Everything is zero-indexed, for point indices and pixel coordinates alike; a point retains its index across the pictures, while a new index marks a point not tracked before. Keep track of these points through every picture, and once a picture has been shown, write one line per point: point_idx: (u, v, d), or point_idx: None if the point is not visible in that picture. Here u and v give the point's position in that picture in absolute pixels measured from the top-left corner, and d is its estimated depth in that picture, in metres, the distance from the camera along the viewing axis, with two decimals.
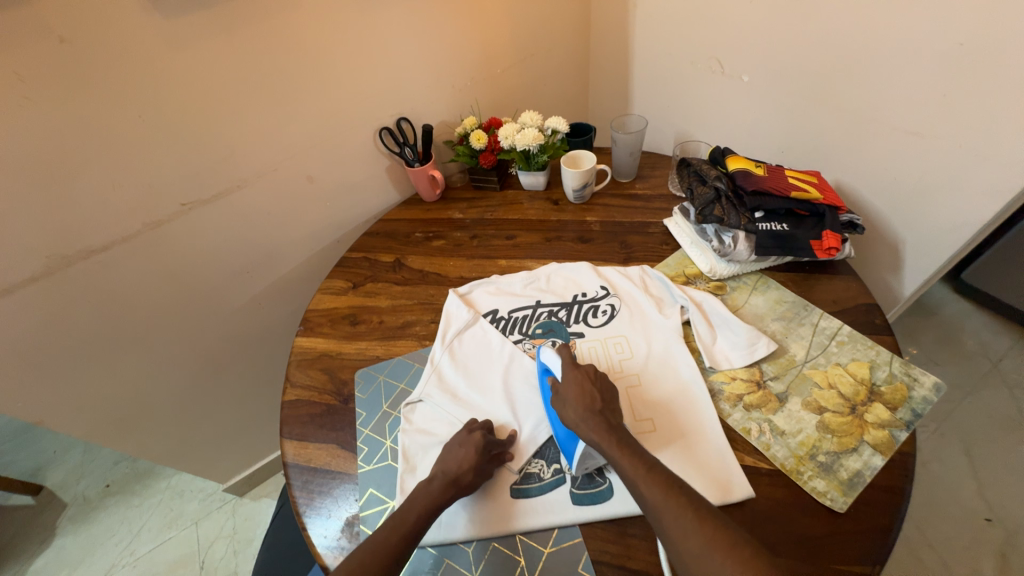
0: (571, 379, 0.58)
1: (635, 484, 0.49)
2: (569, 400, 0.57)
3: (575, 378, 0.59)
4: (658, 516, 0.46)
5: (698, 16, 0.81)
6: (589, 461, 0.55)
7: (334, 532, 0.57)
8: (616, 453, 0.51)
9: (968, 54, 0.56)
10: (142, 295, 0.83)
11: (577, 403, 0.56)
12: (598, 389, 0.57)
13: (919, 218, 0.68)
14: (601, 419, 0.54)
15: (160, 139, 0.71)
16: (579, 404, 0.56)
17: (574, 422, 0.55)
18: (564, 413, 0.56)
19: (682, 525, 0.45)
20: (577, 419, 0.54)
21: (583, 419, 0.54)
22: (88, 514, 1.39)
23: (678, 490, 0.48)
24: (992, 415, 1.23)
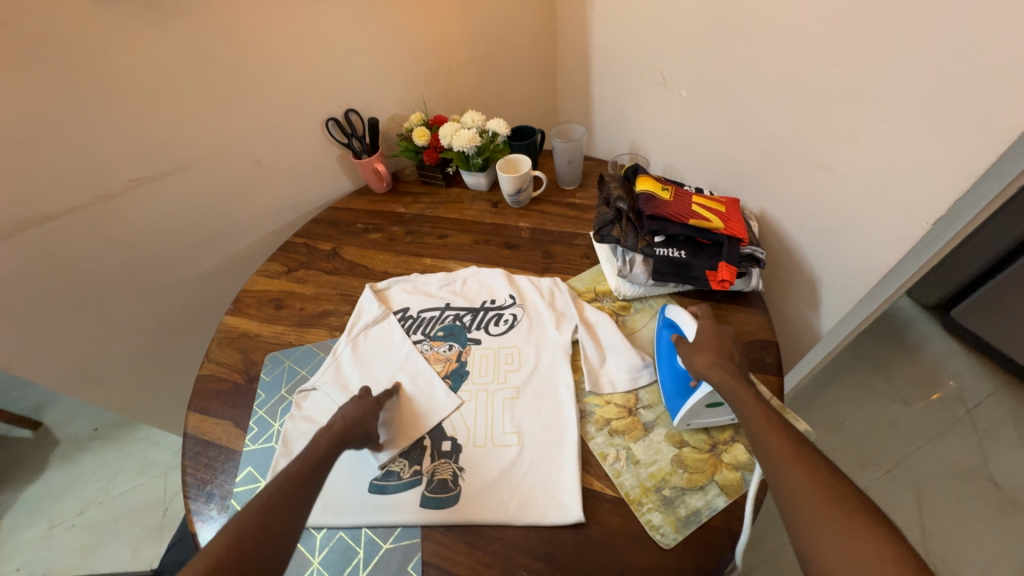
0: (707, 331, 0.58)
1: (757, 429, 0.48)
2: (703, 347, 0.57)
3: (713, 331, 0.58)
4: (779, 468, 0.44)
5: (643, 26, 0.79)
6: (692, 419, 0.57)
7: (208, 503, 0.61)
8: (745, 401, 0.50)
9: (869, 91, 0.53)
10: (98, 265, 0.87)
11: (710, 350, 0.56)
12: (733, 347, 0.57)
13: (833, 257, 0.65)
14: (732, 369, 0.53)
15: (102, 117, 0.75)
16: (709, 352, 0.56)
17: (703, 368, 0.54)
18: (692, 356, 0.56)
19: (800, 468, 0.43)
20: (706, 363, 0.54)
21: (713, 366, 0.54)
22: (76, 452, 1.52)
23: (805, 444, 0.45)
24: (953, 463, 1.17)
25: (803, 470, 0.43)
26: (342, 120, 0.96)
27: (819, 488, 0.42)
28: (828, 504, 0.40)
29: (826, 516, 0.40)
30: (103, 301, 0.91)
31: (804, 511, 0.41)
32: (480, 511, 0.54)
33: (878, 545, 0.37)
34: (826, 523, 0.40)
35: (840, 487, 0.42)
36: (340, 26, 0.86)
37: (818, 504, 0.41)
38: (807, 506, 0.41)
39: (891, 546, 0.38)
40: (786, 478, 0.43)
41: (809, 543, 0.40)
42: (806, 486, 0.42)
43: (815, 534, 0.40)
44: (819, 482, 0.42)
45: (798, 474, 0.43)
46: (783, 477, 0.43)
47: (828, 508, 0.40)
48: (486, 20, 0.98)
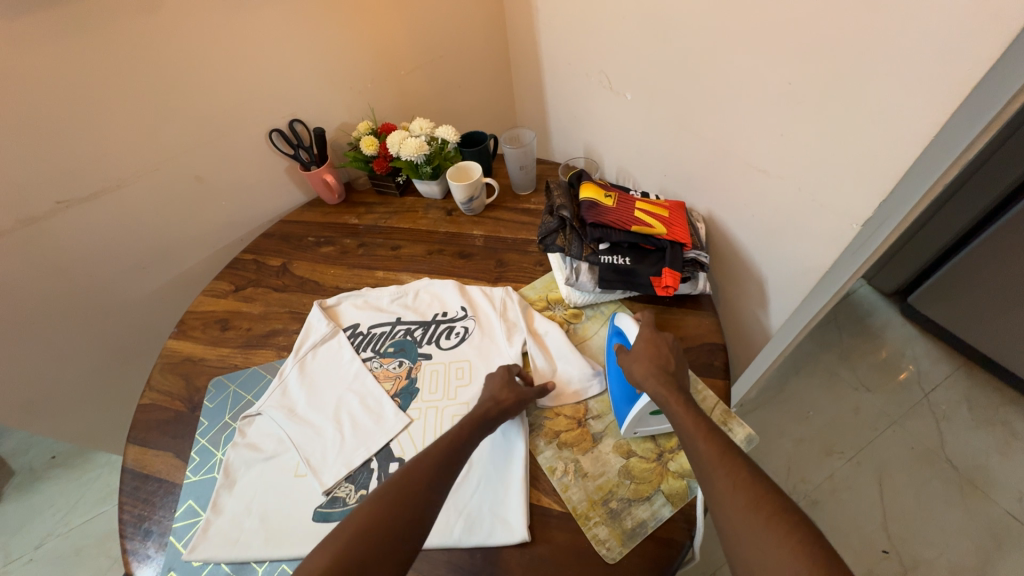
0: (643, 339, 0.59)
1: (687, 437, 0.48)
2: (640, 357, 0.57)
3: (649, 339, 0.59)
4: (707, 474, 0.45)
5: (586, 29, 0.78)
6: (638, 426, 0.56)
7: (145, 541, 0.58)
8: (677, 409, 0.50)
9: (795, 95, 0.53)
10: (29, 292, 0.82)
11: (646, 359, 0.56)
12: (670, 354, 0.57)
13: (776, 258, 0.65)
14: (667, 378, 0.54)
15: (19, 138, 0.71)
16: (647, 361, 0.56)
17: (640, 377, 0.54)
18: (630, 367, 0.56)
19: (726, 473, 0.44)
20: (643, 374, 0.54)
21: (649, 375, 0.54)
22: (33, 483, 1.45)
23: (733, 449, 0.46)
24: (914, 446, 1.20)
25: (729, 475, 0.43)
26: (286, 131, 0.93)
27: (744, 495, 0.42)
28: (750, 509, 0.41)
29: (748, 523, 0.40)
30: (37, 329, 0.86)
31: (731, 519, 0.41)
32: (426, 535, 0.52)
33: (799, 546, 0.37)
34: (746, 526, 0.40)
35: (759, 492, 0.42)
36: (278, 35, 0.83)
37: (742, 509, 0.41)
38: (733, 515, 0.41)
39: (812, 542, 0.38)
40: (714, 486, 0.44)
41: (737, 549, 0.40)
42: (728, 487, 0.43)
43: (741, 544, 0.40)
44: (744, 486, 0.42)
45: (724, 481, 0.43)
46: (711, 485, 0.44)
47: (750, 513, 0.41)
48: (433, 24, 0.96)
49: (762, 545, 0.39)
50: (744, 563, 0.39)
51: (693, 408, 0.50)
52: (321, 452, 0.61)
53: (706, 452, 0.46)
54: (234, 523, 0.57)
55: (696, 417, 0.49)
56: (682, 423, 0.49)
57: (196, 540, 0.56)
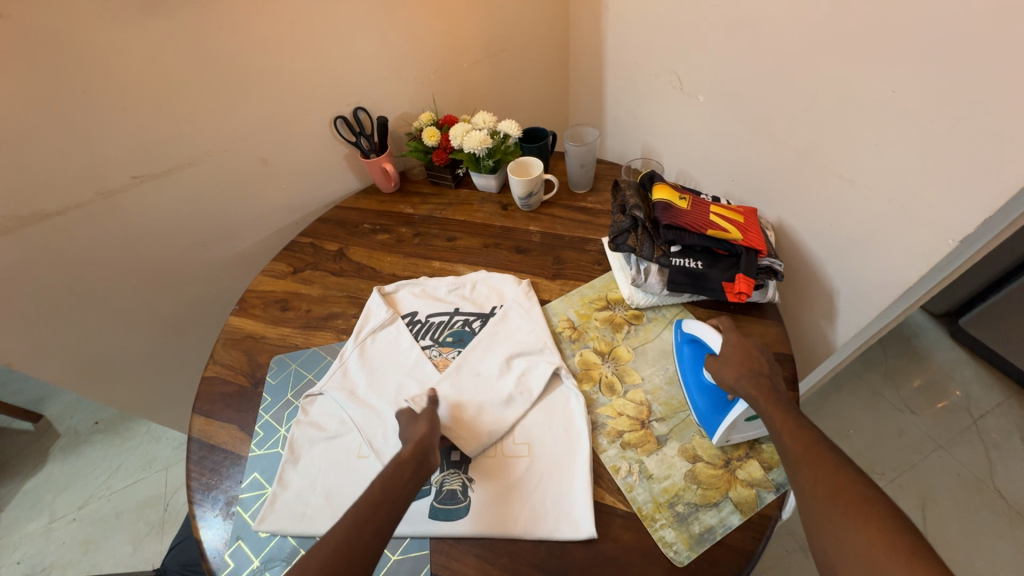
0: (733, 343, 0.58)
1: (773, 429, 0.49)
2: (733, 361, 0.56)
3: (741, 344, 0.58)
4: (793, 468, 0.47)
5: (662, 27, 0.77)
6: (733, 434, 0.55)
7: (213, 509, 0.60)
8: (770, 411, 0.50)
9: (898, 102, 0.51)
10: (100, 262, 0.85)
11: (738, 363, 0.56)
12: (762, 355, 0.57)
13: (852, 270, 0.64)
14: (760, 380, 0.53)
15: (105, 112, 0.73)
16: (738, 365, 0.56)
17: (730, 382, 0.54)
18: (720, 371, 0.56)
19: (810, 463, 0.46)
20: (734, 377, 0.54)
21: (741, 378, 0.54)
22: (78, 446, 1.50)
23: (822, 444, 0.47)
24: (960, 473, 1.16)
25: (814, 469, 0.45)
26: (350, 118, 0.94)
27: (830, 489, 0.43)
28: (830, 501, 0.43)
29: (830, 511, 0.42)
30: (103, 298, 0.89)
31: (814, 507, 0.44)
32: (493, 526, 0.53)
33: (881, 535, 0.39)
34: (829, 513, 0.42)
35: (845, 487, 0.43)
36: (351, 22, 0.84)
37: (825, 502, 0.43)
38: (815, 506, 0.43)
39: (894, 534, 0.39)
40: (799, 478, 0.46)
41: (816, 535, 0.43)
42: (810, 478, 0.45)
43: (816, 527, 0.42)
44: (829, 479, 0.44)
45: (808, 475, 0.45)
46: (799, 478, 0.46)
47: (830, 505, 0.42)
48: (498, 18, 0.97)
49: (844, 534, 0.40)
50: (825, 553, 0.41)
51: (785, 406, 0.51)
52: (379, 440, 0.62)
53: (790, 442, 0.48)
54: (300, 498, 0.58)
55: (786, 414, 0.50)
56: (769, 416, 0.50)
57: (264, 512, 0.58)
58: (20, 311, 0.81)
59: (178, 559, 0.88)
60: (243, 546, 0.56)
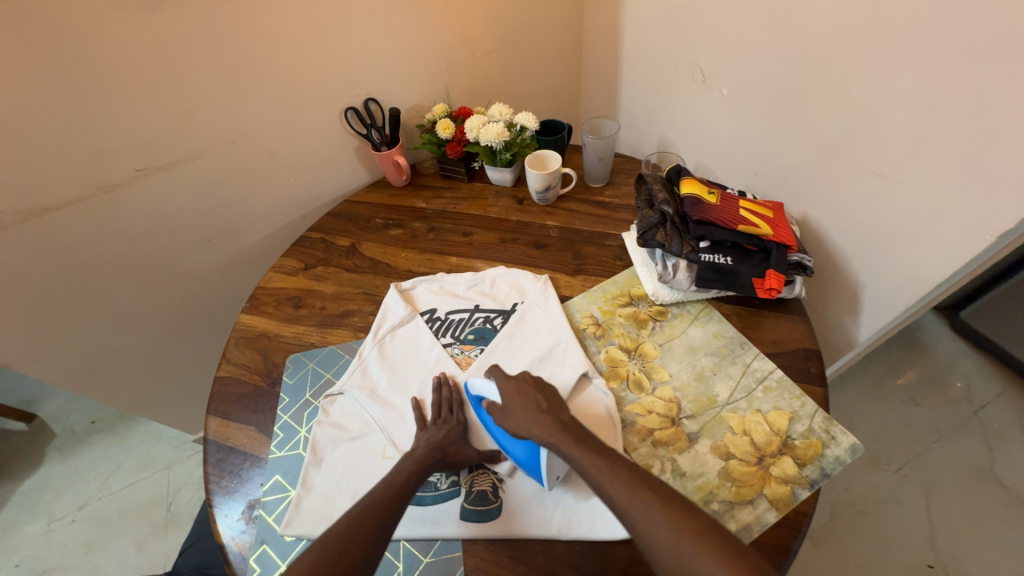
0: (507, 390, 0.58)
1: (571, 460, 0.50)
2: (515, 406, 0.56)
3: (517, 383, 0.59)
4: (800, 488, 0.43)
5: (685, 17, 0.76)
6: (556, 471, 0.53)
7: (235, 514, 0.59)
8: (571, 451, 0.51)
9: (939, 97, 0.52)
10: (102, 259, 0.82)
11: (521, 406, 0.56)
12: (538, 392, 0.58)
13: (880, 267, 0.65)
14: (549, 419, 0.54)
15: (108, 101, 0.70)
16: (521, 411, 0.55)
17: (523, 428, 0.54)
18: (508, 422, 0.55)
19: (613, 480, 0.47)
20: (522, 424, 0.54)
21: (534, 422, 0.54)
22: (75, 446, 1.46)
23: None
24: (962, 463, 1.18)
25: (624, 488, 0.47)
26: (360, 109, 0.92)
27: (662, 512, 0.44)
28: None
29: None
30: (105, 295, 0.86)
31: None
32: (526, 528, 0.52)
33: None
34: None
35: None
36: (364, 10, 0.82)
37: None
38: None
39: None
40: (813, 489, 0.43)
41: None
42: None
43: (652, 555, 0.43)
44: None
45: None
46: None
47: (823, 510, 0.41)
48: (512, 7, 0.95)
49: None
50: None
51: (570, 433, 0.52)
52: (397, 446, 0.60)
53: (592, 464, 0.49)
54: (326, 501, 0.57)
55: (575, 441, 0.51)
56: (565, 449, 0.51)
57: (290, 516, 0.56)
58: (20, 309, 0.78)
59: (190, 562, 0.86)
60: (269, 550, 0.55)
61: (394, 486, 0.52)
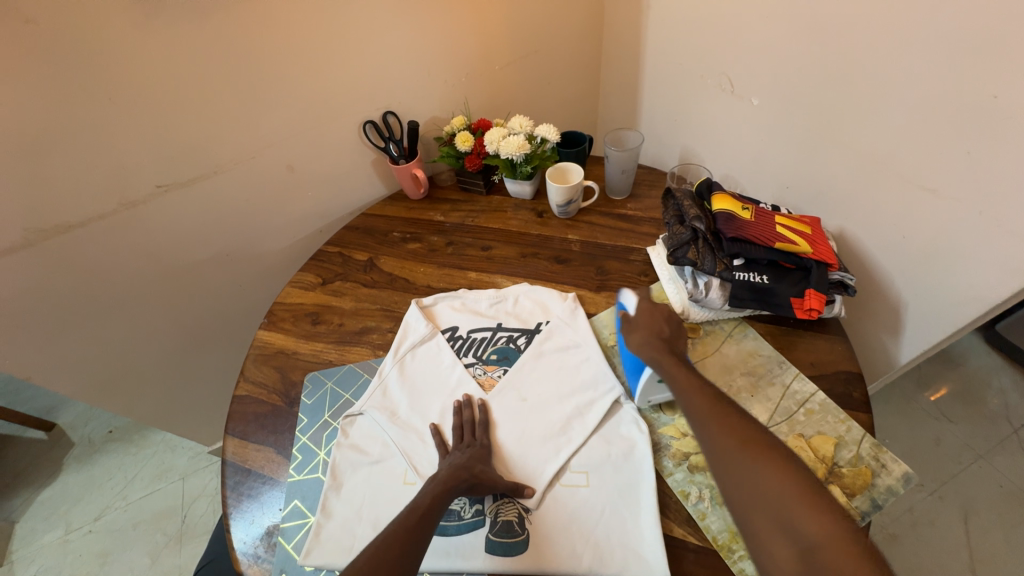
0: (643, 310, 0.61)
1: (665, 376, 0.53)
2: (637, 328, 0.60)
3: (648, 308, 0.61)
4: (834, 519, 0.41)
5: (714, 25, 0.74)
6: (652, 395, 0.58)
7: (254, 540, 0.57)
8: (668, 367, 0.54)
9: (999, 109, 0.49)
10: (123, 274, 0.82)
11: (643, 329, 0.59)
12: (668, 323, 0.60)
13: (930, 284, 0.62)
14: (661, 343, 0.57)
15: (132, 118, 0.70)
16: (645, 329, 0.59)
17: (636, 344, 0.58)
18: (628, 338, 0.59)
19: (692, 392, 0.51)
20: (639, 343, 0.57)
21: (646, 342, 0.57)
22: (92, 455, 1.47)
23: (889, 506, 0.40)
24: (1003, 485, 1.12)
25: (714, 418, 0.48)
26: (379, 123, 0.91)
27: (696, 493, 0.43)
28: None
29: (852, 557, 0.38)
30: (125, 310, 0.86)
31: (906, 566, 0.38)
32: (555, 562, 0.50)
33: None
34: None
35: None
36: (384, 24, 0.81)
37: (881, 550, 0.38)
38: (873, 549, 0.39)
39: None
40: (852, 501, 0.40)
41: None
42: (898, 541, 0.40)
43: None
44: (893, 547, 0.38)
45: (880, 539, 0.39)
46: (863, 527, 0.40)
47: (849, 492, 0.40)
48: (532, 18, 0.94)
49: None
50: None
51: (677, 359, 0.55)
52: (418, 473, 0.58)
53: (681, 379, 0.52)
54: (346, 529, 0.55)
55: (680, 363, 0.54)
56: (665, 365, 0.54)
57: (310, 544, 0.54)
58: (39, 324, 0.78)
59: None
60: None
61: (427, 510, 0.51)
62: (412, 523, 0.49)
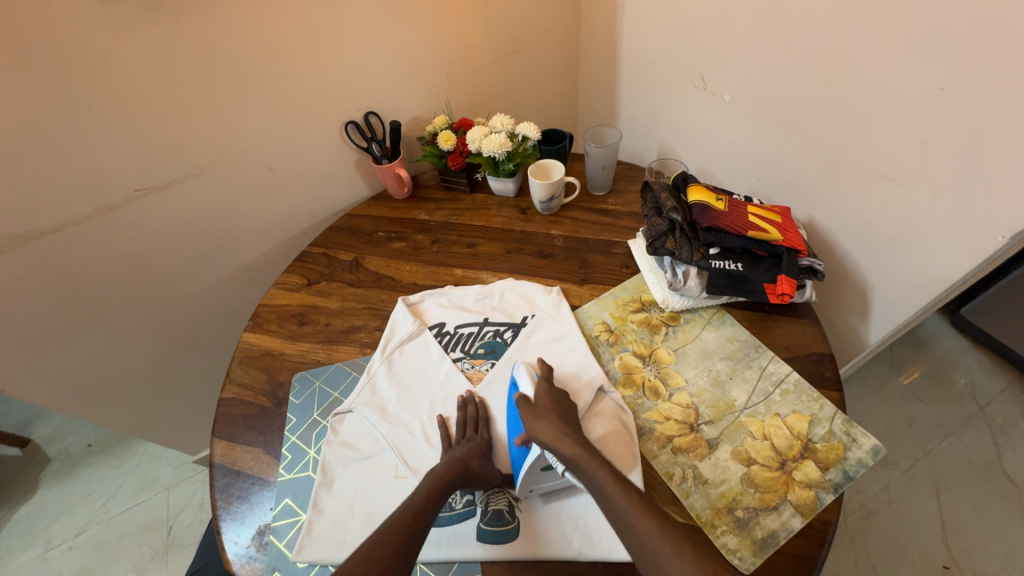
0: (542, 392, 0.58)
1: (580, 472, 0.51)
2: (544, 415, 0.55)
3: (548, 391, 0.59)
4: None
5: (685, 24, 0.77)
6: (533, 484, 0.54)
7: (245, 540, 0.57)
8: (589, 465, 0.51)
9: (947, 100, 0.52)
10: (101, 280, 0.81)
11: (550, 417, 0.55)
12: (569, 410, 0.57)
13: (893, 268, 0.66)
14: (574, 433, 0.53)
15: (107, 121, 0.69)
16: (550, 419, 0.55)
17: (545, 432, 0.53)
18: (536, 428, 0.53)
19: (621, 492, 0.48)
20: (552, 435, 0.52)
21: (554, 429, 0.53)
22: (71, 470, 1.43)
23: None
24: (971, 460, 1.17)
25: (622, 493, 0.48)
26: (361, 123, 0.91)
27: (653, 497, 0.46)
28: None
29: None
30: (104, 317, 0.84)
31: None
32: (546, 547, 0.51)
33: None
34: None
35: None
36: (363, 24, 0.81)
37: None
38: None
39: None
40: None
41: None
42: None
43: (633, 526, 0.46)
44: None
45: None
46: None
47: None
48: (510, 18, 0.95)
49: None
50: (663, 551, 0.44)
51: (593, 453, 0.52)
52: (409, 469, 0.59)
53: (604, 482, 0.50)
54: (339, 525, 0.55)
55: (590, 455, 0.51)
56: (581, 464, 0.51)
57: (302, 541, 0.54)
58: (14, 334, 0.76)
59: None
60: None
61: (421, 503, 0.51)
62: (408, 517, 0.50)
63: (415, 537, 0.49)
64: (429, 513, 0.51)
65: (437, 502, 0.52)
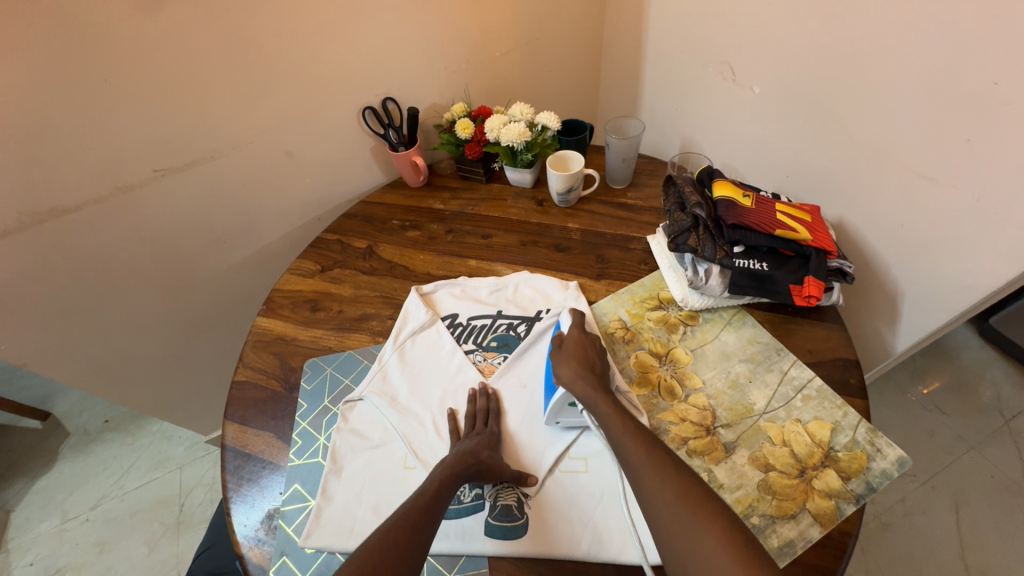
0: (574, 337, 0.61)
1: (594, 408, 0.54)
2: (568, 360, 0.59)
3: (579, 338, 0.61)
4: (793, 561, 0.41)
5: (717, 12, 0.74)
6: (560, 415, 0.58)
7: (254, 523, 0.57)
8: (603, 404, 0.54)
9: (999, 97, 0.49)
10: (119, 259, 0.81)
11: (573, 361, 0.58)
12: (597, 356, 0.60)
13: (929, 273, 0.63)
14: (593, 378, 0.56)
15: (126, 100, 0.69)
16: (574, 363, 0.58)
17: (565, 376, 0.57)
18: (560, 369, 0.57)
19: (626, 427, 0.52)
20: (571, 376, 0.56)
21: (574, 374, 0.57)
22: (88, 445, 1.47)
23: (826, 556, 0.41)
24: (992, 475, 1.14)
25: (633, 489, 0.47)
26: (379, 109, 0.90)
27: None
28: None
29: None
30: (121, 297, 0.85)
31: None
32: (553, 545, 0.50)
33: None
34: None
35: None
36: (384, 7, 0.80)
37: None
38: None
39: None
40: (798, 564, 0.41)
41: None
42: None
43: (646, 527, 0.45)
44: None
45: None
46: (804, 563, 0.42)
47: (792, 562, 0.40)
48: (533, 4, 0.93)
49: None
50: (678, 558, 0.43)
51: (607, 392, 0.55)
52: (418, 460, 0.58)
53: (614, 423, 0.52)
54: (348, 512, 0.55)
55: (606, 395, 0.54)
56: (595, 402, 0.54)
57: (310, 527, 0.55)
58: (35, 310, 0.77)
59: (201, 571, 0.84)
60: (288, 562, 0.53)
61: (431, 495, 0.51)
62: (418, 509, 0.49)
63: (424, 529, 0.48)
64: (438, 505, 0.50)
65: (446, 495, 0.51)
